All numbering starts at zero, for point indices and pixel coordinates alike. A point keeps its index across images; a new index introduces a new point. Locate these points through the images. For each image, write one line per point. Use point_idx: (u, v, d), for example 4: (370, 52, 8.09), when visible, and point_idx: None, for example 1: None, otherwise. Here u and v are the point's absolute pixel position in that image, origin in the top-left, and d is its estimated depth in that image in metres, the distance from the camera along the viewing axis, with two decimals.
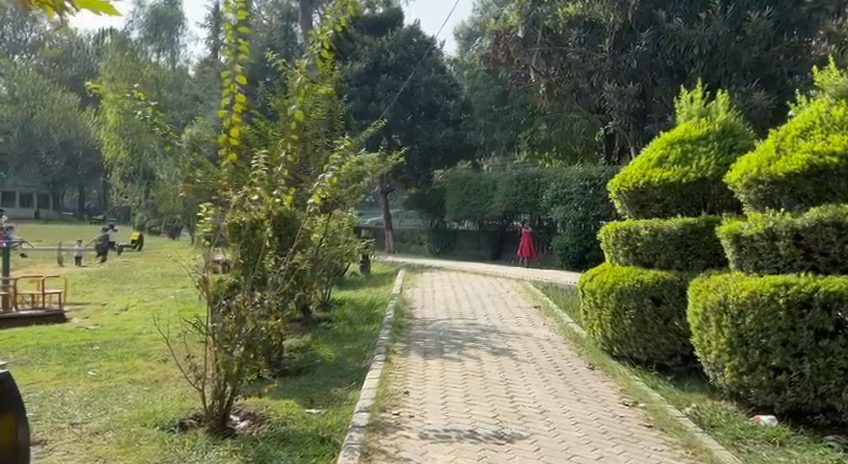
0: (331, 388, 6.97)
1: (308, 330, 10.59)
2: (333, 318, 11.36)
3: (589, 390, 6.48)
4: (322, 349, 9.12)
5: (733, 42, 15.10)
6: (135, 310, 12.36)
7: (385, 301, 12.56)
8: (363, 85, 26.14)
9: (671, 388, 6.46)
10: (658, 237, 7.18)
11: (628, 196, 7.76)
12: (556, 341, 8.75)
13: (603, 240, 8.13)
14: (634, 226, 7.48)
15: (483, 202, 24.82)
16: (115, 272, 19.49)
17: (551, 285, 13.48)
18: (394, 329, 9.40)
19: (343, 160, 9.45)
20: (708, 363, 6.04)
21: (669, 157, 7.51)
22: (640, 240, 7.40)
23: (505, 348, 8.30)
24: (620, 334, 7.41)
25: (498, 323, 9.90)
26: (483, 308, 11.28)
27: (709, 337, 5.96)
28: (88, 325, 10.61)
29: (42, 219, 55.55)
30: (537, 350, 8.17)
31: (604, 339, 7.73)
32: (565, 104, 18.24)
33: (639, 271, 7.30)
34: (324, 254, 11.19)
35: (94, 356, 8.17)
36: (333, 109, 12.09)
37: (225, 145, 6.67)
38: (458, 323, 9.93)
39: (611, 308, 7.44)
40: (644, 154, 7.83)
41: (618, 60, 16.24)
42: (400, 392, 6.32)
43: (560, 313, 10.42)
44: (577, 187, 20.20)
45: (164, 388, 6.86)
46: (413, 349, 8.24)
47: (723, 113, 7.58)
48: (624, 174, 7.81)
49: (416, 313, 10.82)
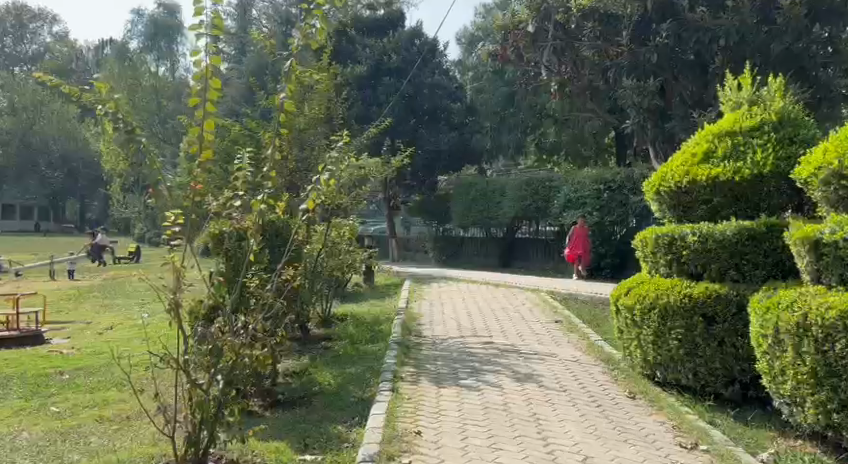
0: (330, 425, 5.93)
1: (306, 351, 9.53)
2: (334, 337, 10.33)
3: (638, 430, 5.46)
4: (322, 375, 8.07)
5: (761, 31, 14.09)
6: (120, 329, 11.32)
7: (391, 316, 11.53)
8: (364, 88, 25.27)
9: (732, 424, 5.49)
10: (709, 246, 6.20)
11: (669, 198, 6.79)
12: (586, 363, 7.72)
13: (639, 248, 7.16)
14: (678, 232, 6.50)
15: (491, 208, 23.76)
16: (105, 286, 18.41)
17: (570, 297, 12.46)
18: (401, 349, 8.40)
19: (343, 160, 8.62)
20: (783, 398, 5.07)
21: (716, 152, 6.54)
22: (685, 249, 6.42)
23: (530, 372, 7.27)
24: (664, 357, 6.42)
25: (517, 341, 8.91)
26: (498, 323, 10.28)
27: (784, 364, 4.97)
28: (62, 348, 9.57)
29: (42, 232, 54.78)
30: (566, 376, 7.15)
31: (644, 362, 6.75)
32: (579, 103, 17.27)
33: (686, 284, 6.32)
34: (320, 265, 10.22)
35: (61, 387, 7.09)
36: (329, 106, 11.09)
37: (196, 140, 5.08)
38: (473, 342, 8.89)
39: (653, 328, 6.47)
40: (685, 150, 6.88)
41: (637, 54, 15.17)
42: (411, 433, 5.28)
43: (585, 331, 9.36)
44: (590, 190, 19.15)
45: (136, 428, 5.79)
46: (424, 375, 7.19)
47: (779, 100, 6.61)
48: (663, 172, 6.85)
49: (425, 330, 9.81)
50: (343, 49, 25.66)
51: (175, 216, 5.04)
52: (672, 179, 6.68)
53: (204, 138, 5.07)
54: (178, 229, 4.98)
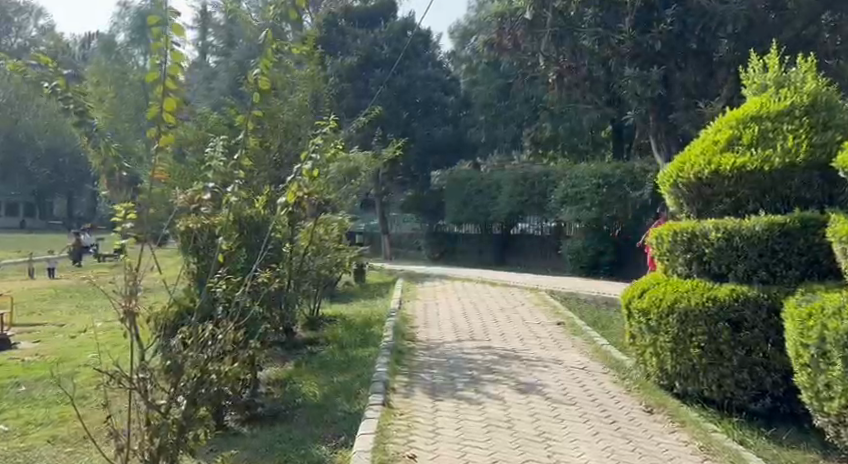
0: (311, 446, 5.25)
1: (291, 357, 8.89)
2: (322, 341, 9.68)
3: (660, 451, 4.83)
4: (308, 384, 7.41)
5: (768, 18, 13.55)
6: (93, 333, 10.57)
7: (382, 317, 10.88)
8: (355, 80, 24.77)
9: (766, 444, 4.87)
10: (734, 243, 5.61)
11: (688, 191, 6.18)
12: (594, 371, 7.10)
13: (654, 245, 6.54)
14: (699, 227, 5.88)
15: (485, 203, 23.13)
16: (84, 286, 17.60)
17: (572, 297, 11.84)
18: (394, 355, 7.76)
19: (329, 147, 7.93)
20: (828, 417, 4.44)
21: (740, 140, 5.95)
22: (706, 246, 5.81)
23: (535, 382, 6.63)
24: (683, 366, 5.81)
25: (518, 346, 8.29)
26: (497, 325, 9.66)
27: (831, 377, 4.34)
28: (25, 355, 8.81)
29: (31, 231, 51.61)
30: (574, 386, 6.52)
31: (660, 372, 6.15)
32: (577, 94, 16.72)
33: (708, 286, 5.73)
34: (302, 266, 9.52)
35: (14, 402, 6.38)
36: (312, 94, 10.39)
37: (153, 122, 3.97)
38: (471, 348, 8.23)
39: (671, 334, 5.86)
40: (706, 138, 6.29)
41: (639, 41, 14.54)
42: (405, 458, 4.59)
43: (591, 334, 8.74)
44: (588, 185, 18.32)
45: (90, 451, 5.10)
46: (418, 386, 6.55)
47: (811, 81, 5.99)
48: (681, 161, 6.25)
49: (420, 334, 9.17)
50: (333, 39, 25.33)
51: (126, 210, 4.28)
52: (690, 169, 6.08)
53: (163, 121, 3.95)
54: (131, 224, 4.14)
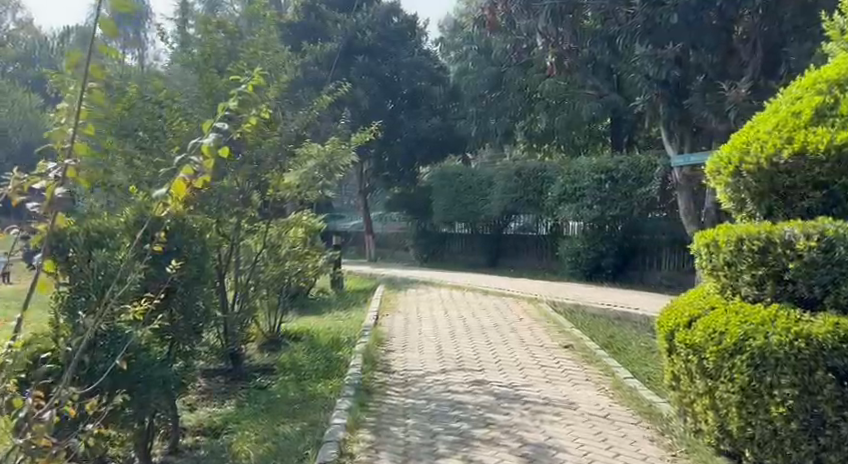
0: None
1: (234, 394, 7.19)
2: (276, 369, 7.96)
3: None
4: (243, 438, 5.71)
5: None
6: None
7: (353, 335, 9.13)
8: (335, 68, 23.20)
9: None
10: (836, 255, 3.96)
11: (758, 182, 4.48)
12: (620, 422, 5.35)
13: (705, 257, 4.86)
14: (780, 232, 4.15)
15: (476, 202, 21.39)
16: None
17: (578, 311, 10.07)
18: (358, 397, 5.99)
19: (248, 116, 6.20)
20: None
21: (832, 111, 4.31)
22: (789, 259, 4.11)
23: (544, 444, 4.84)
24: (756, 430, 4.05)
25: (518, 380, 6.58)
26: (489, 349, 7.92)
27: None
28: None
29: None
30: (597, 449, 4.75)
31: (720, 433, 4.41)
32: (577, 78, 15.02)
33: (794, 316, 4.03)
34: (234, 276, 8.12)
35: None
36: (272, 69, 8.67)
37: None
38: (457, 383, 6.52)
39: (740, 384, 4.11)
40: (777, 111, 4.65)
41: (653, 16, 12.72)
42: None
43: (610, 363, 7.02)
44: (589, 180, 16.46)
45: None
46: (384, 450, 4.77)
47: None
48: (747, 141, 4.58)
49: (394, 362, 7.42)
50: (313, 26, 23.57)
51: None
52: (762, 149, 4.38)
53: None
54: None
